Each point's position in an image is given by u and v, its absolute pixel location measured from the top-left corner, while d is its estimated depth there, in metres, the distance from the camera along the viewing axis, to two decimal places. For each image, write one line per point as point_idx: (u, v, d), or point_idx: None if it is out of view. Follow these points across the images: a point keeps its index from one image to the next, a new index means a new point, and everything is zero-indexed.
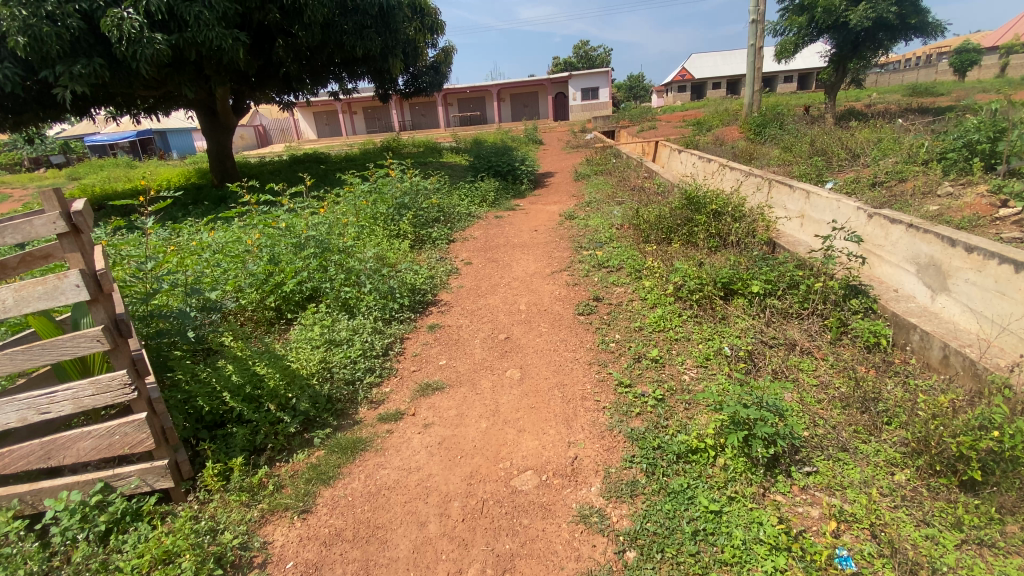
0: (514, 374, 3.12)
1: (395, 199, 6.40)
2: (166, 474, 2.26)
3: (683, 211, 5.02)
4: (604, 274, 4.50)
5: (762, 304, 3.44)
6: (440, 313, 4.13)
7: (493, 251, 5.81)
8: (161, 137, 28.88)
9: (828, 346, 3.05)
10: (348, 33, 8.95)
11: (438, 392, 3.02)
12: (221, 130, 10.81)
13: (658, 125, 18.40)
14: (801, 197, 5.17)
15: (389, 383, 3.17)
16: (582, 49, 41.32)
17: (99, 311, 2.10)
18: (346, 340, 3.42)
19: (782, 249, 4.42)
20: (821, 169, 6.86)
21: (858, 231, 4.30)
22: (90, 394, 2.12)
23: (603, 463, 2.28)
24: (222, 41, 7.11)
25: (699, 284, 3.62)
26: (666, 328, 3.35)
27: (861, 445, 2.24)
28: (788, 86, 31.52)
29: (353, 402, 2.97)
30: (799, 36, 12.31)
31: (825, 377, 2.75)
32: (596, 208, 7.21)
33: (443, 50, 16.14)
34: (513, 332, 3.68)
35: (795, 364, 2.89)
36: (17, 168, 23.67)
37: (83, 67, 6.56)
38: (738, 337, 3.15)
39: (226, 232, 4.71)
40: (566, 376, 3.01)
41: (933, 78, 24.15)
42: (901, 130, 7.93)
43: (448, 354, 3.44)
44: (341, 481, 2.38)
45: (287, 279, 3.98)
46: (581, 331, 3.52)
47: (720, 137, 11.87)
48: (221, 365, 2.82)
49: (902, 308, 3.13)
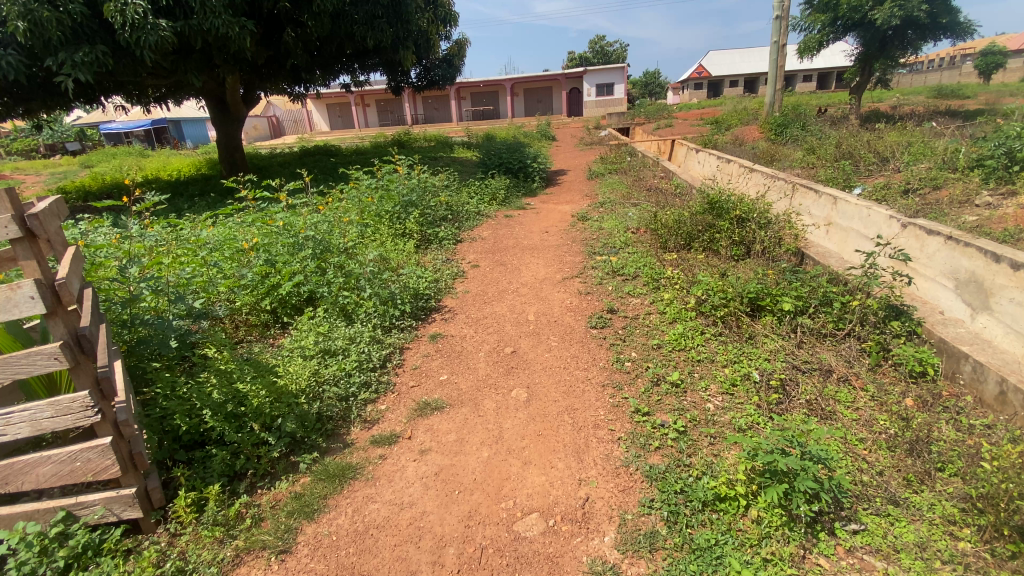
0: (521, 394, 2.87)
1: (402, 196, 6.16)
2: (134, 503, 2.05)
3: (704, 216, 4.75)
4: (619, 282, 4.24)
5: (793, 323, 3.16)
6: (443, 321, 3.90)
7: (500, 254, 5.56)
8: (175, 126, 28.93)
9: (867, 374, 2.77)
10: (359, 24, 8.72)
11: (437, 413, 2.78)
12: (230, 121, 10.65)
13: (674, 123, 17.98)
14: (828, 203, 4.87)
15: (385, 400, 2.93)
16: (598, 44, 40.63)
17: (58, 325, 1.88)
18: (342, 350, 3.20)
19: (810, 260, 4.14)
20: (849, 173, 6.49)
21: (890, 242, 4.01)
22: (49, 417, 1.91)
23: (618, 508, 2.03)
24: (228, 28, 6.91)
25: (724, 299, 3.34)
26: (686, 347, 3.09)
27: (914, 498, 1.97)
28: (807, 86, 30.78)
29: (346, 421, 2.74)
30: (823, 33, 11.86)
31: (867, 413, 2.47)
32: (610, 209, 6.93)
33: (456, 42, 15.83)
34: (520, 346, 3.43)
35: (832, 394, 2.62)
36: (33, 155, 23.82)
37: (86, 54, 6.38)
38: (768, 360, 2.88)
39: (225, 231, 4.52)
40: (577, 400, 2.75)
41: (957, 80, 23.38)
42: (933, 133, 7.53)
43: (449, 368, 3.21)
44: (326, 516, 2.15)
45: (283, 281, 3.78)
46: (593, 347, 3.26)
47: (739, 136, 11.49)
48: (204, 378, 2.60)
49: (951, 333, 2.84)
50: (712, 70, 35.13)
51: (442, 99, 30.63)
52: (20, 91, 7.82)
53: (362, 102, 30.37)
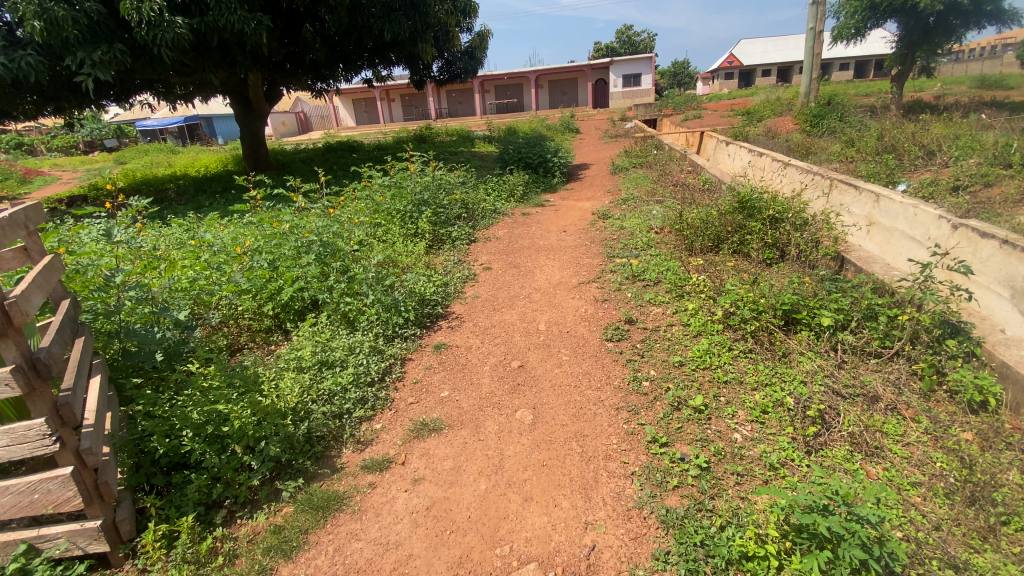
0: (526, 416, 2.63)
1: (415, 195, 5.99)
2: (100, 536, 1.91)
3: (733, 217, 4.42)
4: (639, 288, 3.94)
5: (832, 339, 2.85)
6: (450, 329, 3.67)
7: (515, 254, 5.32)
8: (207, 122, 29.58)
9: (920, 402, 2.44)
10: (376, 17, 8.51)
11: (435, 435, 2.56)
12: (252, 118, 10.66)
13: (704, 114, 17.32)
14: (869, 201, 4.47)
15: (382, 418, 2.72)
16: (626, 34, 39.65)
17: (8, 349, 1.73)
18: (339, 362, 3.01)
19: (851, 266, 3.77)
20: (893, 168, 5.99)
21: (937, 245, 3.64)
22: (4, 446, 1.79)
23: (628, 560, 1.79)
24: (244, 24, 6.81)
25: (755, 311, 3.04)
26: (712, 365, 2.80)
27: (976, 561, 1.66)
28: (843, 75, 29.37)
29: (338, 441, 2.56)
30: (857, 22, 11.13)
31: (919, 452, 2.16)
32: (632, 206, 6.61)
33: (479, 35, 15.56)
34: (529, 359, 3.18)
35: (878, 425, 2.31)
36: (72, 151, 24.58)
37: (104, 53, 6.40)
38: (804, 384, 2.58)
39: (231, 233, 4.43)
40: (587, 425, 2.50)
41: (1007, 66, 21.81)
42: (986, 124, 6.92)
43: (452, 384, 2.97)
44: (305, 555, 1.96)
45: (285, 286, 3.65)
46: (608, 363, 2.99)
47: (772, 128, 10.90)
48: (185, 395, 2.45)
49: (1017, 356, 2.48)
50: (743, 59, 33.88)
51: (466, 93, 30.46)
52: (47, 91, 7.94)
53: (387, 97, 30.46)
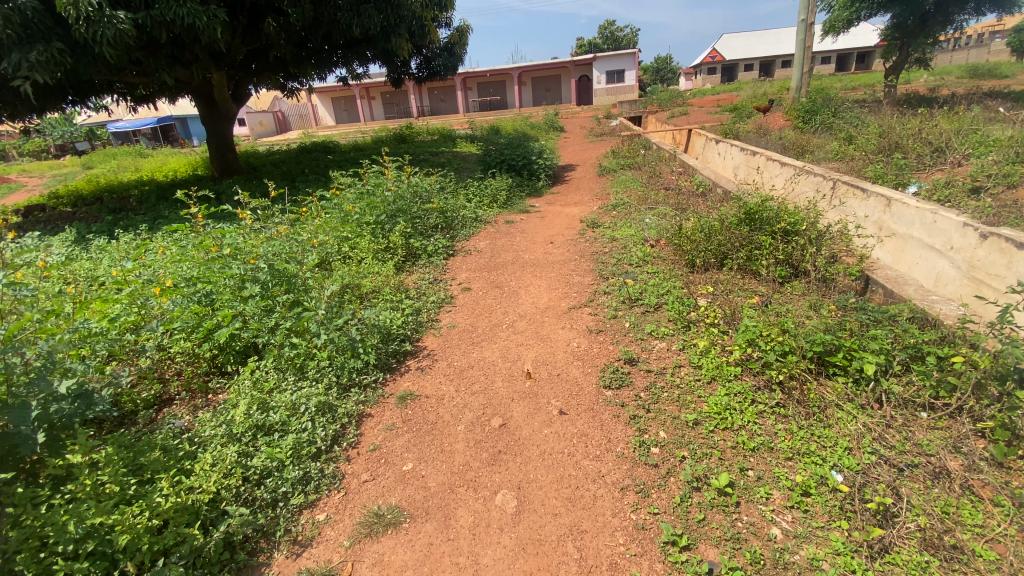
0: (507, 502, 2.10)
1: (387, 205, 5.41)
2: None
3: (740, 230, 3.94)
4: (638, 315, 3.43)
5: (877, 390, 2.37)
6: (419, 371, 3.12)
7: (496, 271, 4.79)
8: (181, 123, 28.70)
9: (997, 476, 1.96)
10: (344, 11, 7.84)
11: (392, 532, 2.03)
12: (216, 119, 9.93)
13: (690, 110, 16.91)
14: (879, 206, 4.04)
15: (327, 506, 2.17)
16: (609, 29, 39.14)
17: None
18: (280, 426, 2.46)
19: (879, 288, 3.30)
20: (902, 167, 5.55)
21: (964, 255, 3.21)
22: None
23: None
24: (195, 18, 6.08)
25: (783, 354, 2.54)
26: (733, 425, 2.31)
27: None
28: (826, 68, 29.38)
29: (269, 541, 2.02)
30: (854, 11, 10.74)
31: (1011, 553, 1.67)
32: (625, 212, 6.10)
33: (457, 30, 14.94)
34: (512, 415, 2.64)
35: (951, 511, 1.83)
36: (40, 156, 23.56)
37: (39, 53, 5.70)
38: (850, 452, 2.11)
39: (167, 259, 3.84)
40: (585, 515, 1.98)
41: (987, 59, 21.79)
42: (996, 117, 6.51)
43: (417, 453, 2.43)
44: None
45: (222, 325, 3.12)
46: (607, 421, 2.46)
47: (762, 125, 10.45)
48: (67, 492, 1.86)
49: None
50: (726, 52, 33.58)
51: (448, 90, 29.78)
52: None
53: (368, 95, 29.69)
